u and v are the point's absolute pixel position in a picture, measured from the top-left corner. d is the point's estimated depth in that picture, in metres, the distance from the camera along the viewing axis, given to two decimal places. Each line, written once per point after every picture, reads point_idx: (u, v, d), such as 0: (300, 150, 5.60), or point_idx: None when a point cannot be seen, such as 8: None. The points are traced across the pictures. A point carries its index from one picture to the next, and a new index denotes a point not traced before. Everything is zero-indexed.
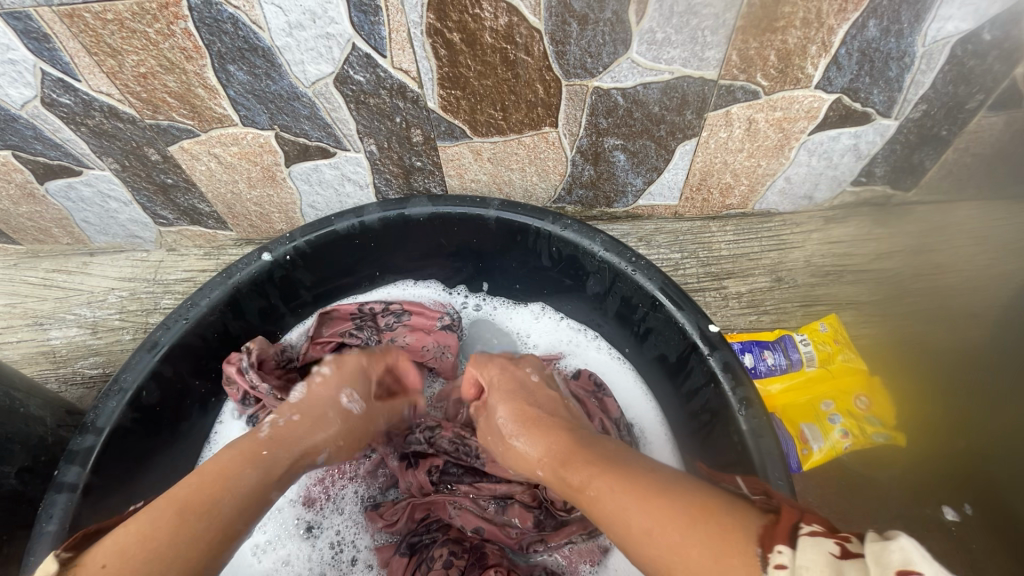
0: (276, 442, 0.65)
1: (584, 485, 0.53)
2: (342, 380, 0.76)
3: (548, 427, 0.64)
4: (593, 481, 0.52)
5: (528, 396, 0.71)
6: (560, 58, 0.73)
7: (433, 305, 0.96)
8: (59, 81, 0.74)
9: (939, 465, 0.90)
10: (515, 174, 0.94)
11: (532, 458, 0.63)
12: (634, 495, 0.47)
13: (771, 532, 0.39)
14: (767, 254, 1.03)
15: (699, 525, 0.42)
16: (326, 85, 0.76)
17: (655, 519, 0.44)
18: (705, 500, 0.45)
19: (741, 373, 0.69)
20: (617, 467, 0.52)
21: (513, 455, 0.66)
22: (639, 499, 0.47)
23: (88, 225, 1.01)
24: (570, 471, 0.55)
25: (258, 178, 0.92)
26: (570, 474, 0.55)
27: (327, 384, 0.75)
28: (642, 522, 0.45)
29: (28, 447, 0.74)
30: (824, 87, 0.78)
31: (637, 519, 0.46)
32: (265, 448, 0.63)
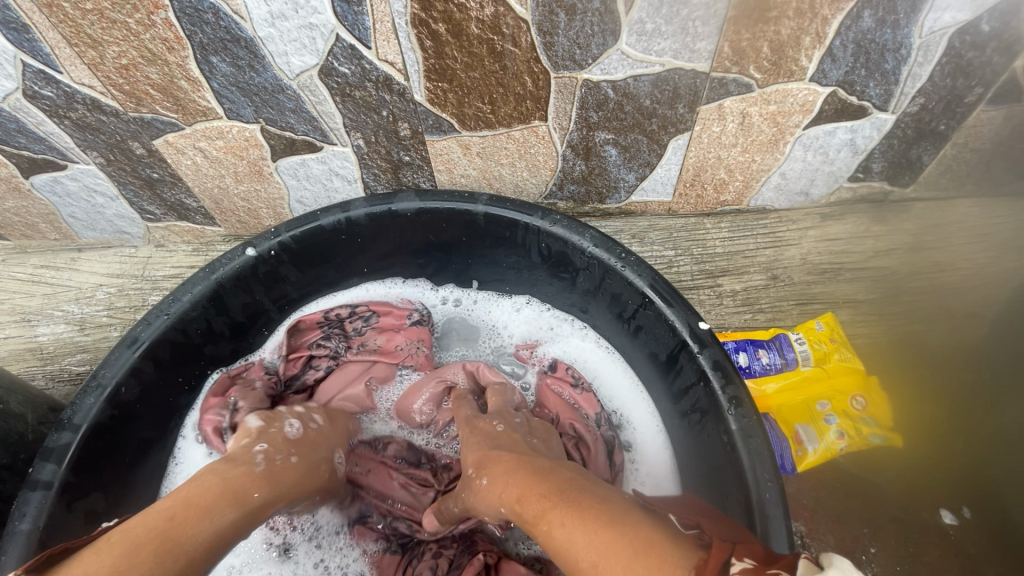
0: (268, 483, 0.59)
1: (533, 515, 0.50)
2: (330, 437, 0.73)
3: (507, 462, 0.60)
4: (543, 512, 0.49)
5: (491, 441, 0.66)
6: (548, 49, 0.72)
7: (399, 303, 0.95)
8: (41, 73, 0.73)
9: (936, 467, 0.87)
10: (505, 169, 0.92)
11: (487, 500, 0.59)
12: (583, 527, 0.45)
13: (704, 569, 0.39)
14: (762, 251, 1.01)
15: (642, 561, 0.41)
16: (311, 77, 0.75)
17: (601, 552, 0.43)
18: (650, 532, 0.44)
19: (732, 371, 0.67)
20: (569, 493, 0.50)
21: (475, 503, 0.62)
22: (587, 531, 0.45)
23: (75, 220, 1.00)
24: (524, 500, 0.53)
25: (244, 173, 0.91)
26: (523, 503, 0.52)
27: (322, 434, 0.72)
28: (587, 555, 0.44)
29: (7, 445, 0.73)
30: (819, 80, 0.76)
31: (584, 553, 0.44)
32: (256, 490, 0.57)
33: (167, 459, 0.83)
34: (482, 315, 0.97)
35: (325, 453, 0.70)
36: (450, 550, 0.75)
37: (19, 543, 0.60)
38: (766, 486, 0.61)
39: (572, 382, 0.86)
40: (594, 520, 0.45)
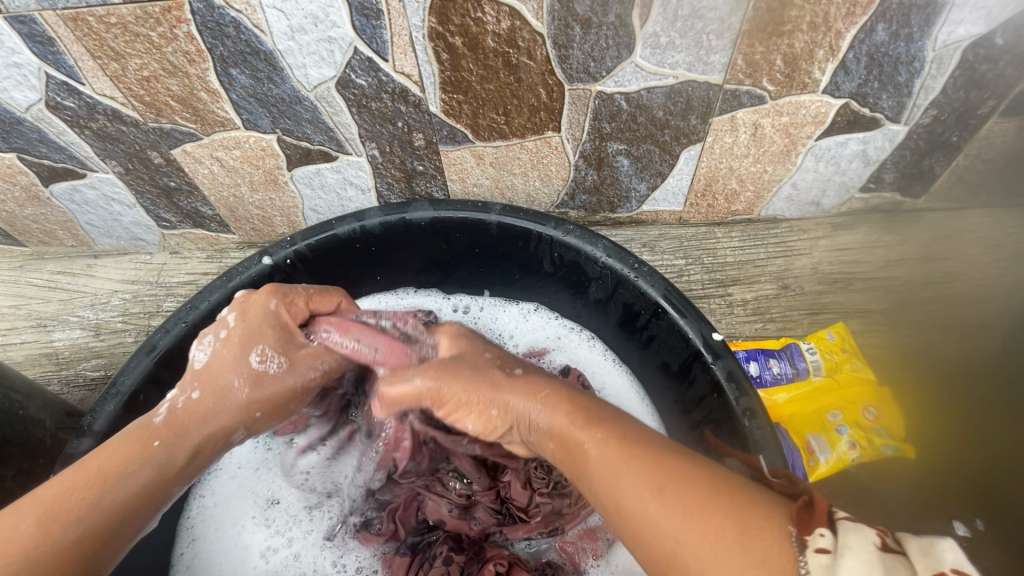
0: (176, 428, 0.54)
1: (586, 447, 0.46)
2: (246, 338, 0.60)
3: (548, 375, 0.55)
4: (598, 443, 0.45)
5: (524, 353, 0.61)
6: (563, 62, 0.72)
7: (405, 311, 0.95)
8: (64, 85, 0.75)
9: (949, 478, 0.85)
10: (518, 179, 0.93)
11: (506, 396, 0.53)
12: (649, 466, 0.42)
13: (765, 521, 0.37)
14: (773, 261, 1.02)
15: (722, 496, 0.39)
16: (328, 88, 0.76)
17: (668, 480, 0.41)
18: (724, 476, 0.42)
19: (746, 382, 0.67)
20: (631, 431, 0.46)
21: (478, 388, 0.54)
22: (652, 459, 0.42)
23: (92, 228, 1.01)
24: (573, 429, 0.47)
25: (260, 182, 0.92)
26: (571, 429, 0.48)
27: (229, 343, 0.59)
28: (646, 484, 0.41)
29: (25, 450, 0.74)
30: (831, 92, 0.77)
31: (643, 496, 0.41)
32: (157, 439, 0.53)
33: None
34: (486, 322, 0.96)
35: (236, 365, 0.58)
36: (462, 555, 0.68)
37: None
38: None
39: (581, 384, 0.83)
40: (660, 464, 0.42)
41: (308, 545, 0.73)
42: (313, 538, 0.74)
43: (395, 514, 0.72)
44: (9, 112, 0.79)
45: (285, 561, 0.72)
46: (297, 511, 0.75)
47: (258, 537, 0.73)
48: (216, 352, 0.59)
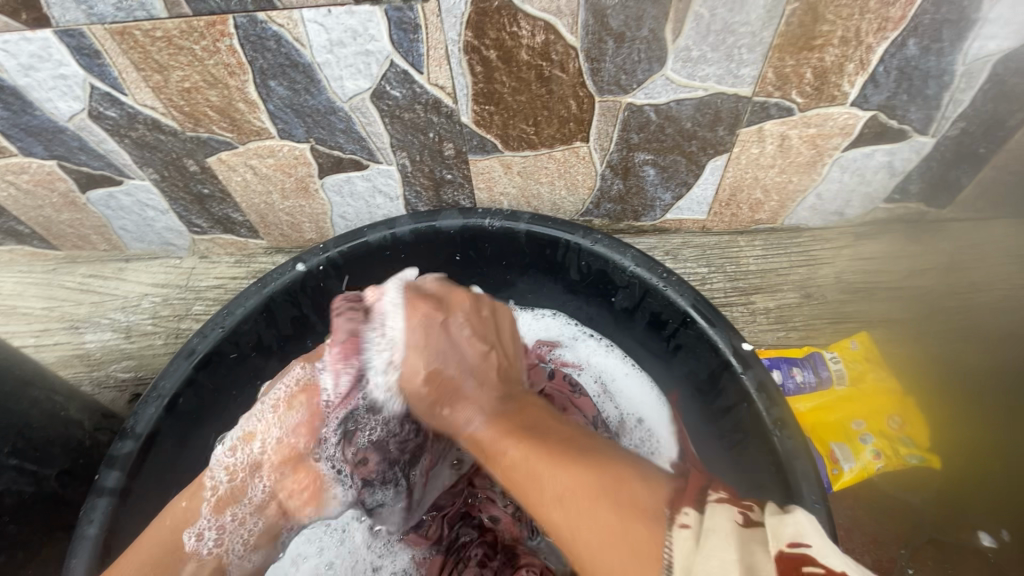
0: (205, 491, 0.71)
1: (515, 455, 0.54)
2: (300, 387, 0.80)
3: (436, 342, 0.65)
4: (529, 451, 0.54)
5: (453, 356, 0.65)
6: (595, 75, 0.74)
7: None
8: (107, 95, 0.77)
9: (973, 489, 0.87)
10: (544, 188, 0.94)
11: (468, 380, 0.64)
12: (579, 467, 0.49)
13: (690, 499, 0.44)
14: (796, 270, 1.02)
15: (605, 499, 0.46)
16: (363, 99, 0.77)
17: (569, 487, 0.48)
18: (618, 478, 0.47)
19: (776, 393, 0.69)
20: (555, 430, 0.57)
21: (453, 357, 0.65)
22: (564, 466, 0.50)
23: (125, 232, 1.04)
24: (508, 443, 0.56)
25: (291, 189, 0.93)
26: (504, 443, 0.57)
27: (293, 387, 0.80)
28: (555, 488, 0.49)
29: (67, 450, 0.76)
30: (860, 104, 0.77)
31: (576, 503, 0.46)
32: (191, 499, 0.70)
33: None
34: None
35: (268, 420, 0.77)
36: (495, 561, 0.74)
37: (87, 547, 0.65)
38: (813, 507, 0.62)
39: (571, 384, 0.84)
40: (581, 468, 0.49)
41: (337, 556, 0.82)
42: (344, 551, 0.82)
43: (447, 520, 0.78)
44: (52, 121, 0.81)
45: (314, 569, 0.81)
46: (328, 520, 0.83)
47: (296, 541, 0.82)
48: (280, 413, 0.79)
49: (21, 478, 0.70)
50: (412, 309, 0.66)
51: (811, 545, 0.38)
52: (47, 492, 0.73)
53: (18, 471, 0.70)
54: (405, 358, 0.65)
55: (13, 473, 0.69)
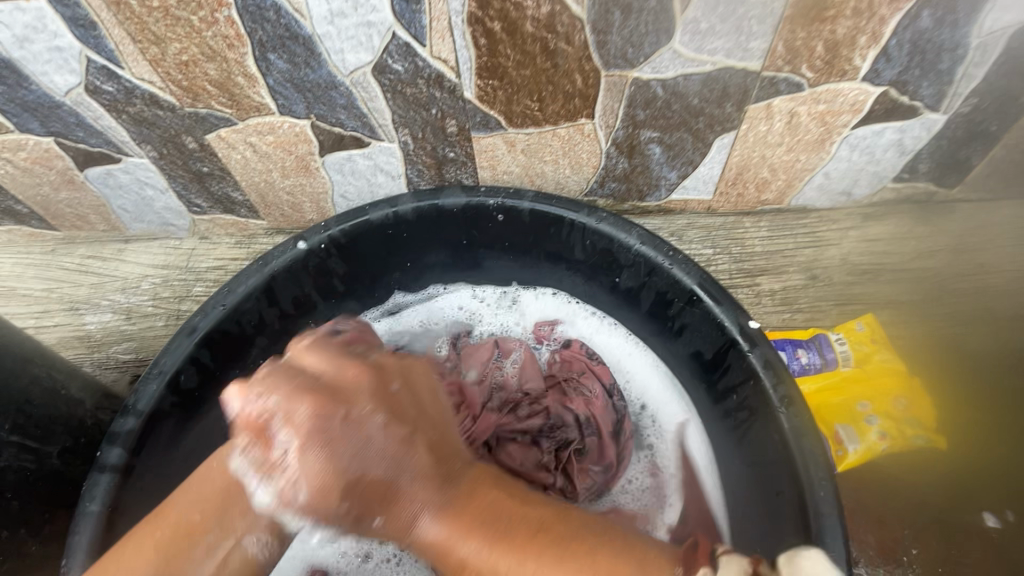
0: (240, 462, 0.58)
1: (480, 562, 0.47)
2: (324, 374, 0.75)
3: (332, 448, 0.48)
4: (493, 550, 0.47)
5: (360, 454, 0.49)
6: (601, 47, 0.72)
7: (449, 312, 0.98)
8: (103, 68, 0.75)
9: (977, 470, 0.87)
10: (548, 166, 0.93)
11: (401, 480, 0.50)
12: (566, 562, 0.46)
13: (703, 558, 0.47)
14: (801, 251, 1.01)
15: None
16: (364, 73, 0.76)
17: None
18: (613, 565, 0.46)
19: (783, 370, 0.69)
20: (519, 519, 0.49)
21: (358, 440, 0.49)
22: (549, 560, 0.46)
23: (124, 212, 1.02)
24: (467, 542, 0.48)
25: (292, 168, 0.92)
26: (462, 545, 0.48)
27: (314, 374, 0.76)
28: None
29: (69, 428, 0.76)
30: (871, 79, 0.76)
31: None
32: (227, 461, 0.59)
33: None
34: (506, 311, 0.97)
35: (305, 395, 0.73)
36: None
37: (89, 522, 0.65)
38: (820, 484, 0.62)
39: (587, 355, 0.89)
40: (582, 568, 0.46)
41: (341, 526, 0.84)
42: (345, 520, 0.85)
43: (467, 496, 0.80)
44: (48, 96, 0.79)
45: (321, 540, 0.84)
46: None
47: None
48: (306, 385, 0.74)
49: (23, 454, 0.70)
50: (307, 411, 0.48)
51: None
52: (49, 469, 0.73)
53: (19, 447, 0.69)
54: (308, 474, 0.48)
55: (14, 450, 0.69)
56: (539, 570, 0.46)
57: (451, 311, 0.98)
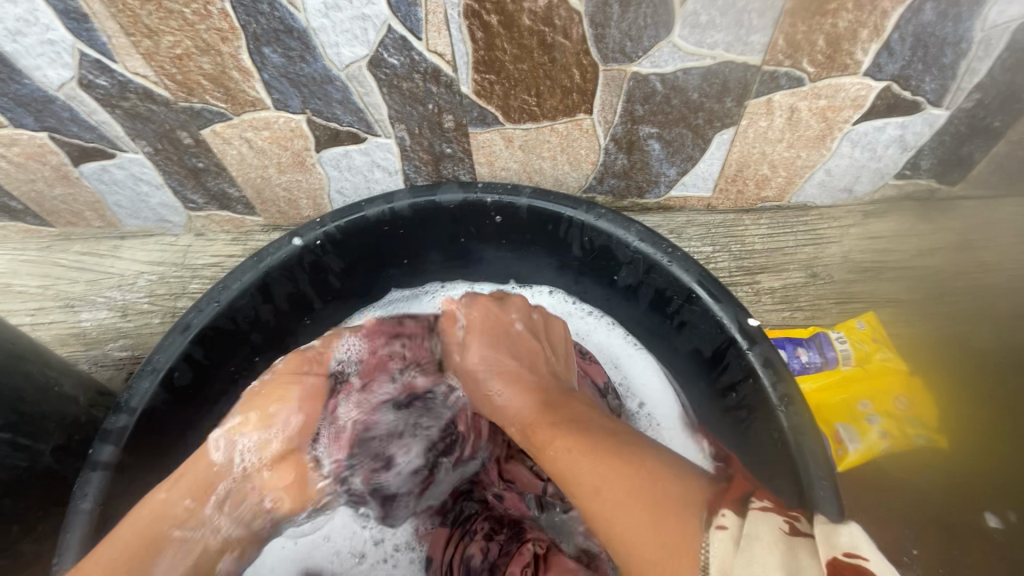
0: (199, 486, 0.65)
1: (551, 440, 0.59)
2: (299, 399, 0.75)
3: (495, 339, 0.73)
4: (558, 434, 0.59)
5: (505, 341, 0.73)
6: (599, 41, 0.71)
7: None
8: (96, 62, 0.74)
9: (979, 470, 0.86)
10: (546, 162, 0.92)
11: (522, 396, 0.66)
12: (608, 464, 0.53)
13: (732, 503, 0.47)
14: (801, 249, 1.00)
15: (637, 496, 0.49)
16: (360, 67, 0.75)
17: (602, 478, 0.52)
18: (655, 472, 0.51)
19: (782, 368, 0.68)
20: (600, 432, 0.58)
21: (507, 358, 0.71)
22: (597, 459, 0.53)
23: (120, 209, 1.02)
24: (549, 432, 0.60)
25: (288, 163, 0.91)
26: (541, 429, 0.61)
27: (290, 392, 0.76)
28: (591, 481, 0.52)
29: (62, 425, 0.75)
30: (872, 74, 0.75)
31: (612, 494, 0.50)
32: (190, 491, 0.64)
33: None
34: None
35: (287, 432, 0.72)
36: (501, 535, 0.78)
37: (81, 521, 0.64)
38: (819, 483, 0.61)
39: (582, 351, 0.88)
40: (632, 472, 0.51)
41: (333, 528, 0.83)
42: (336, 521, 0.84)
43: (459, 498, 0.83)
44: (41, 91, 0.79)
45: (314, 543, 0.83)
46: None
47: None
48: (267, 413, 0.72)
49: (15, 452, 0.69)
50: (475, 325, 0.75)
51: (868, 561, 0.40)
52: (42, 467, 0.72)
53: (11, 444, 0.69)
54: (470, 346, 0.73)
55: (6, 447, 0.68)
56: (595, 457, 0.54)
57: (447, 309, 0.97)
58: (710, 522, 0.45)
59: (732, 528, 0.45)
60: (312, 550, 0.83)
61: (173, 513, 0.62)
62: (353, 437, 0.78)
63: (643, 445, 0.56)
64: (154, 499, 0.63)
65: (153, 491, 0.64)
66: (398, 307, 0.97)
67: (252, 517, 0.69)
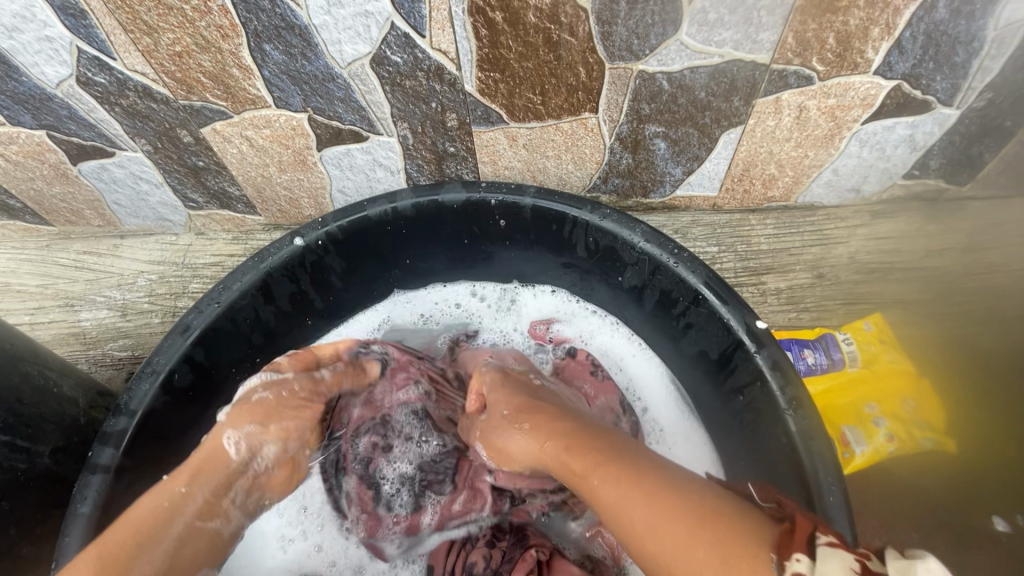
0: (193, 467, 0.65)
1: (592, 474, 0.56)
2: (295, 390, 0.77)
3: (514, 389, 0.74)
4: (599, 467, 0.56)
5: (527, 390, 0.74)
6: (606, 39, 0.70)
7: (448, 315, 0.97)
8: (95, 59, 0.73)
9: (988, 473, 0.85)
10: (550, 162, 0.91)
11: (553, 439, 0.63)
12: (661, 499, 0.50)
13: (799, 544, 0.44)
14: (808, 249, 0.99)
15: (699, 532, 0.47)
16: (362, 65, 0.74)
17: (657, 514, 0.49)
18: (712, 507, 0.49)
19: (791, 372, 0.67)
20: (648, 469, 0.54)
21: (541, 406, 0.69)
22: (647, 495, 0.51)
23: (119, 207, 1.01)
24: (588, 466, 0.57)
25: (289, 162, 0.90)
26: (576, 462, 0.59)
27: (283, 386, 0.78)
28: (644, 517, 0.50)
29: (61, 427, 0.74)
30: (883, 73, 0.74)
31: (672, 534, 0.48)
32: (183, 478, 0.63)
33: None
34: (506, 312, 0.96)
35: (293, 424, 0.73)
36: (504, 543, 0.78)
37: (80, 524, 0.64)
38: (829, 489, 0.60)
39: (591, 365, 0.89)
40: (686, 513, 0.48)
41: (326, 538, 0.83)
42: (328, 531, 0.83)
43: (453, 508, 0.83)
44: (39, 88, 0.78)
45: (307, 551, 0.82)
46: (305, 502, 0.84)
47: (279, 523, 0.82)
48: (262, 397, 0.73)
49: (14, 454, 0.68)
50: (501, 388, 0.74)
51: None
52: (41, 469, 0.72)
53: (10, 447, 0.68)
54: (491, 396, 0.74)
55: (5, 450, 0.67)
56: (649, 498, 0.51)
57: (450, 310, 0.97)
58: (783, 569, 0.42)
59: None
60: (303, 561, 0.81)
61: (204, 506, 0.63)
62: (370, 430, 0.86)
63: (694, 483, 0.53)
64: (176, 494, 0.61)
65: (170, 484, 0.62)
66: (401, 309, 0.97)
67: (253, 508, 0.71)
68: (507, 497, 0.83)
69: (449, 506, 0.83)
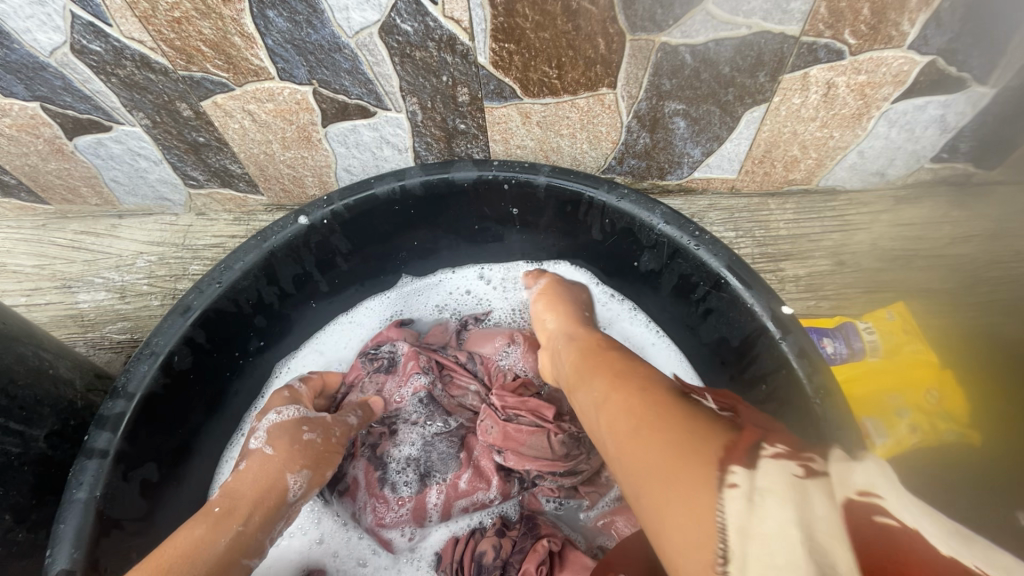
0: (226, 497, 0.64)
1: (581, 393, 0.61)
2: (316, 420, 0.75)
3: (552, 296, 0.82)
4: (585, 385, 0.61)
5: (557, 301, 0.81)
6: (628, 8, 0.66)
7: (460, 303, 0.96)
8: (90, 26, 0.70)
9: (1015, 467, 0.82)
10: (565, 141, 0.88)
11: (581, 332, 0.73)
12: (623, 410, 0.52)
13: (739, 455, 0.42)
14: (829, 235, 0.96)
15: (644, 445, 0.47)
16: (370, 35, 0.70)
17: (620, 427, 0.51)
18: (662, 421, 0.48)
19: (818, 359, 0.64)
20: (639, 375, 0.57)
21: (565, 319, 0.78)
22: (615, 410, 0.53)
23: (117, 185, 0.97)
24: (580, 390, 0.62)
25: (292, 139, 0.87)
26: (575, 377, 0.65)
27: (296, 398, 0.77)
28: (610, 428, 0.53)
29: (57, 410, 0.72)
30: (918, 47, 0.70)
31: (627, 445, 0.49)
32: (217, 505, 0.63)
33: (233, 424, 0.84)
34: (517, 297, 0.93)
35: (320, 460, 0.71)
36: (515, 532, 0.76)
37: (76, 511, 0.62)
38: None
39: None
40: (652, 412, 0.50)
41: (327, 530, 0.81)
42: (329, 524, 0.81)
43: (456, 493, 0.78)
44: (32, 57, 0.74)
45: (308, 544, 0.80)
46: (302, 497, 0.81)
47: None
48: (289, 427, 0.72)
49: (7, 438, 0.66)
50: (550, 291, 0.84)
51: (880, 497, 0.37)
52: (36, 453, 0.69)
53: (3, 430, 0.65)
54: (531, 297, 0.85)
55: None
56: (624, 401, 0.53)
57: (464, 298, 0.96)
58: (720, 480, 0.40)
59: (742, 485, 0.39)
60: (308, 554, 0.79)
61: (250, 545, 0.62)
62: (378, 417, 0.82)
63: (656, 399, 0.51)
64: (231, 533, 0.61)
65: (227, 520, 0.62)
66: (416, 302, 0.95)
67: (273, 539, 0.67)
68: (515, 479, 0.80)
69: (454, 486, 0.78)
